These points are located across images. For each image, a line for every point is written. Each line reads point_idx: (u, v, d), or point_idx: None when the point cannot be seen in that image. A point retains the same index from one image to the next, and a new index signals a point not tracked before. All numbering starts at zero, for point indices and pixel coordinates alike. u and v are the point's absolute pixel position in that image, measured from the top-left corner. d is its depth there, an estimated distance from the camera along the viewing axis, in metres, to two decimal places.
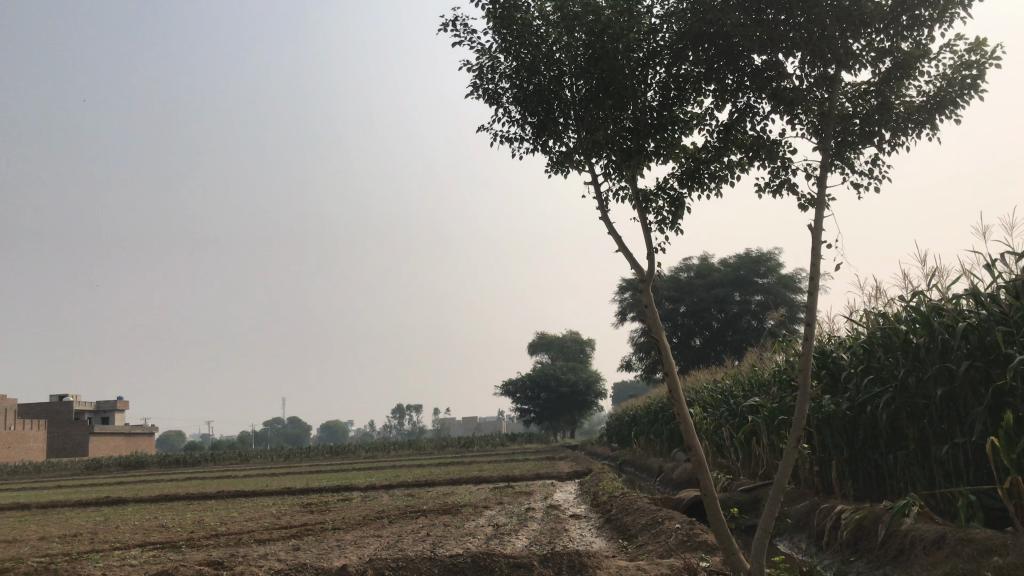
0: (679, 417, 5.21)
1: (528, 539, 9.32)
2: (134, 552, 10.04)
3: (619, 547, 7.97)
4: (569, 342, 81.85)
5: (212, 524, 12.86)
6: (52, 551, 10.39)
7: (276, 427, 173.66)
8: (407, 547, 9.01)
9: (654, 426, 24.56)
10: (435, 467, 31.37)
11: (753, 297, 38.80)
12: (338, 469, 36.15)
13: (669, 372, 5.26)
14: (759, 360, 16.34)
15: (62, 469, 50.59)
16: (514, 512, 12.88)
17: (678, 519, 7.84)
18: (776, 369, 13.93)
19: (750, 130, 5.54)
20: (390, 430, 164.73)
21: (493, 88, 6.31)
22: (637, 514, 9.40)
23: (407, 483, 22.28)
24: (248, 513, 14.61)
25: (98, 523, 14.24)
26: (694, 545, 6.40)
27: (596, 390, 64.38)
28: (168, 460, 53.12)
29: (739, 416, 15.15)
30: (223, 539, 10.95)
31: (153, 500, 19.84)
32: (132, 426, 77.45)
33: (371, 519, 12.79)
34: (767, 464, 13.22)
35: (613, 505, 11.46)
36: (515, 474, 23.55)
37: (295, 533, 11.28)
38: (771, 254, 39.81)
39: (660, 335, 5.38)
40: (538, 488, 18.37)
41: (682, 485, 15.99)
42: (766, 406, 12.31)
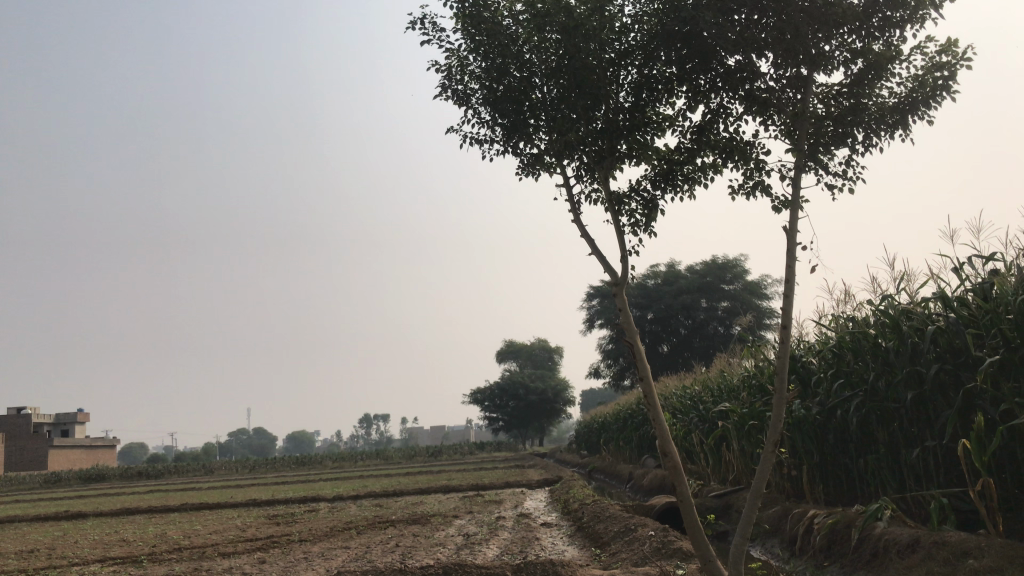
0: (654, 422, 5.10)
1: (499, 549, 9.18)
2: (93, 567, 9.73)
3: (592, 555, 7.87)
4: (537, 350, 81.88)
5: (175, 538, 12.54)
6: (7, 568, 10.04)
7: (241, 438, 171.53)
8: (377, 559, 8.82)
9: (623, 433, 24.54)
10: (403, 476, 31.06)
11: (719, 304, 39.05)
12: (305, 479, 35.69)
13: (643, 377, 5.16)
14: (727, 365, 16.37)
15: (20, 483, 49.38)
16: (485, 521, 12.75)
17: (651, 526, 7.76)
18: (745, 375, 13.93)
19: (724, 131, 5.48)
20: (357, 439, 163.45)
21: (462, 89, 6.20)
22: (609, 521, 9.31)
23: (376, 493, 22.01)
24: (213, 525, 14.30)
25: (56, 538, 13.84)
26: (669, 552, 6.29)
27: (564, 397, 64.34)
28: (130, 472, 52.12)
29: (709, 422, 15.14)
30: (187, 552, 10.67)
31: (114, 514, 19.39)
32: (93, 438, 76.00)
33: (339, 530, 12.57)
34: (738, 470, 13.21)
35: (585, 513, 11.36)
36: (484, 483, 23.38)
37: (261, 545, 11.03)
38: (737, 260, 40.08)
39: (634, 340, 5.27)
40: (508, 497, 18.24)
41: (653, 492, 15.94)
42: (737, 412, 12.30)
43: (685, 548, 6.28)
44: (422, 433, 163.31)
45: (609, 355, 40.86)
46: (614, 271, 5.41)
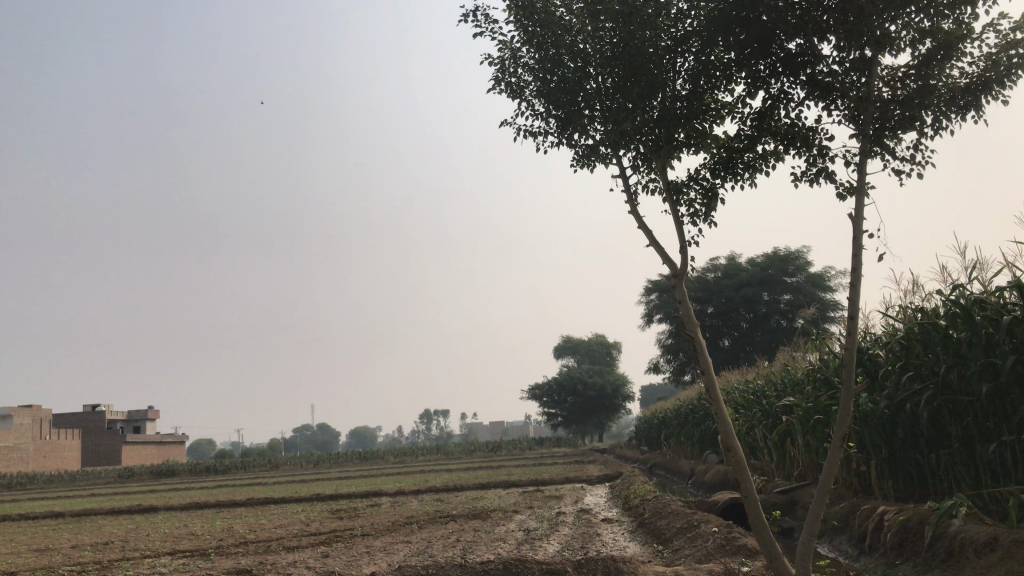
0: (717, 416, 5.00)
1: (560, 544, 9.13)
2: (164, 560, 9.97)
3: (654, 551, 7.76)
4: (595, 345, 81.51)
5: (241, 532, 12.79)
6: (83, 560, 10.35)
7: (305, 434, 174.52)
8: (438, 554, 8.86)
9: (685, 428, 24.23)
10: (463, 471, 31.22)
11: (782, 296, 38.30)
12: (367, 474, 36.14)
13: (704, 370, 5.05)
14: (791, 358, 16.04)
15: (95, 478, 51.07)
16: (545, 516, 12.72)
17: (715, 522, 7.61)
18: (810, 369, 13.62)
19: (786, 117, 5.32)
20: (418, 436, 165.02)
21: (516, 81, 6.16)
22: (670, 517, 9.19)
23: (437, 488, 22.16)
24: (278, 519, 14.55)
25: (129, 531, 14.24)
26: (734, 549, 6.15)
27: (624, 393, 63.87)
28: (199, 467, 53.49)
29: (773, 416, 14.85)
30: (253, 546, 10.86)
31: (184, 508, 19.90)
32: (164, 435, 78.24)
33: (401, 525, 12.68)
34: (803, 465, 12.93)
35: (646, 508, 11.24)
36: (544, 479, 23.35)
37: (325, 539, 11.18)
38: (800, 252, 39.16)
39: (695, 332, 5.16)
40: (568, 492, 18.18)
41: (716, 488, 15.71)
42: (802, 406, 12.05)
43: (749, 545, 6.12)
44: (482, 428, 164.06)
45: (669, 350, 40.41)
46: (673, 263, 5.31)
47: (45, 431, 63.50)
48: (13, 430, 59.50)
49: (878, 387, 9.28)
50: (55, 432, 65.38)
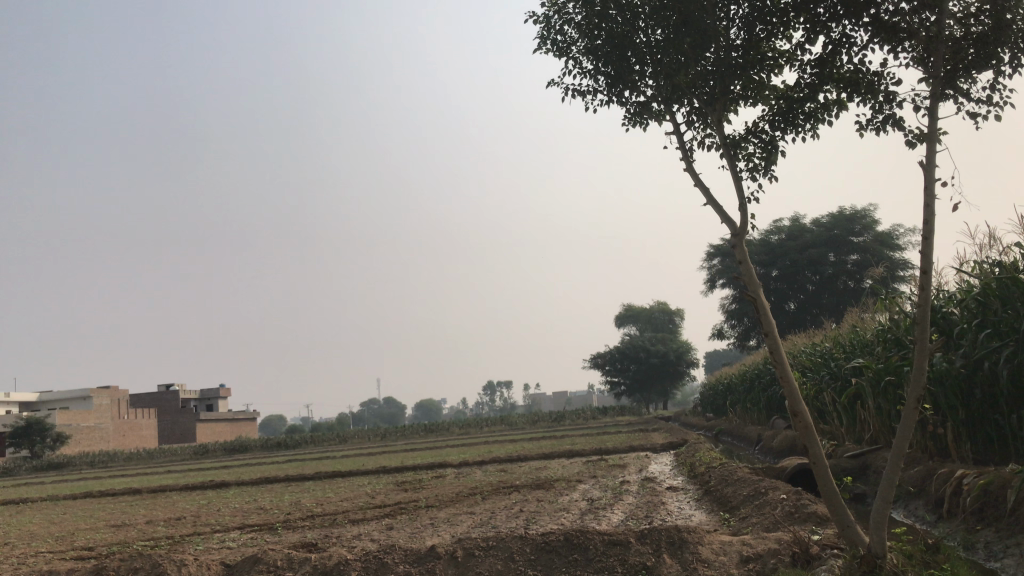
0: (782, 381, 4.76)
1: (625, 514, 8.99)
2: (233, 534, 10.13)
3: (721, 520, 7.55)
4: (657, 313, 80.77)
5: (308, 505, 12.97)
6: (156, 535, 10.60)
7: (372, 408, 177.41)
8: (501, 524, 8.82)
9: (751, 393, 23.83)
10: (527, 442, 31.30)
11: (848, 257, 37.27)
12: (432, 446, 36.53)
13: (768, 333, 4.79)
14: (859, 319, 15.55)
15: (172, 455, 52.81)
16: (609, 486, 12.59)
17: (784, 489, 7.37)
18: (880, 329, 13.18)
19: (848, 62, 5.01)
20: (482, 407, 166.37)
21: (563, 39, 5.95)
22: (737, 484, 8.98)
23: (500, 458, 22.24)
24: (343, 493, 14.72)
25: (201, 506, 14.60)
26: (803, 517, 5.92)
27: (687, 359, 63.19)
28: (270, 443, 54.83)
29: (842, 379, 14.43)
30: (319, 520, 10.97)
31: (254, 483, 20.34)
32: (236, 412, 80.36)
33: (465, 496, 12.70)
34: (875, 429, 12.52)
35: (712, 476, 11.02)
36: (608, 448, 23.23)
37: (389, 512, 11.24)
38: (866, 210, 37.93)
39: (756, 293, 4.88)
40: (633, 460, 18.04)
41: (784, 453, 15.41)
42: (872, 368, 11.67)
43: (821, 513, 5.87)
44: (546, 399, 164.58)
45: (732, 315, 39.76)
46: (733, 222, 5.03)
47: (123, 411, 65.86)
48: (94, 410, 61.83)
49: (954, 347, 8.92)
50: (133, 411, 67.74)
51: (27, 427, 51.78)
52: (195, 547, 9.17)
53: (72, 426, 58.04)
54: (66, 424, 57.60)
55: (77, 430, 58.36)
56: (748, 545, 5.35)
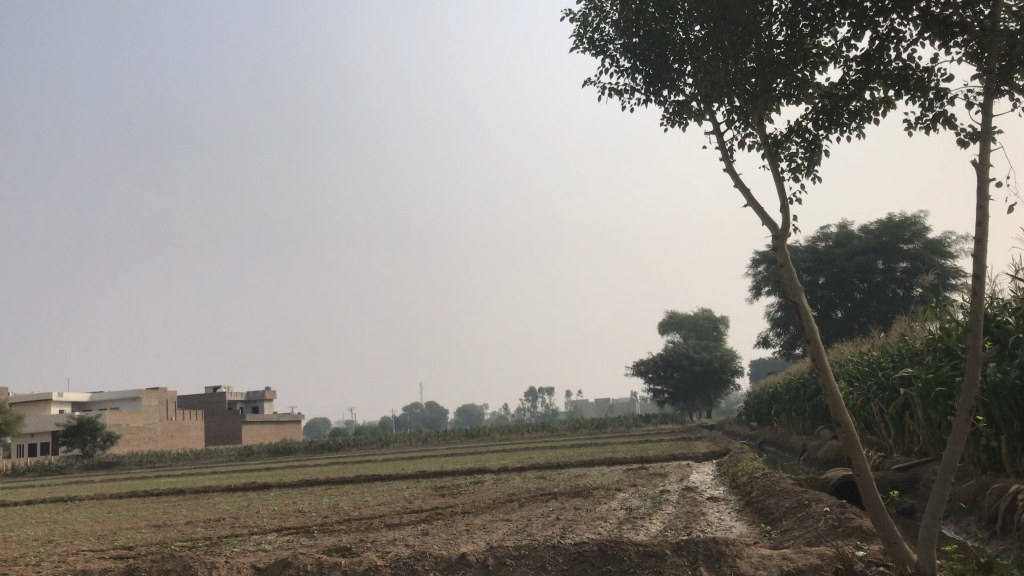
0: (825, 389, 4.56)
1: (663, 524, 8.80)
2: (270, 536, 10.16)
3: (762, 532, 7.34)
4: (701, 320, 79.86)
5: (345, 509, 12.98)
6: (194, 536, 10.67)
7: (415, 413, 178.23)
8: (537, 533, 8.70)
9: (796, 403, 23.37)
10: (568, 449, 31.10)
11: (898, 265, 36.41)
12: (472, 452, 36.52)
13: (810, 340, 4.60)
14: (909, 328, 15.14)
15: (217, 456, 53.59)
16: (648, 495, 12.39)
17: (827, 502, 7.14)
18: (930, 339, 12.80)
19: (896, 59, 4.81)
20: (524, 413, 166.09)
21: (601, 37, 5.83)
22: (779, 496, 8.74)
23: (540, 465, 22.10)
24: (381, 497, 14.72)
25: (241, 507, 14.72)
26: (847, 531, 5.70)
27: (732, 367, 62.27)
28: (313, 445, 55.34)
29: (890, 390, 14.04)
30: (355, 524, 10.96)
31: (295, 486, 20.46)
32: (280, 415, 81.31)
33: (502, 502, 12.60)
34: (924, 441, 12.13)
35: (754, 487, 10.77)
36: (649, 456, 22.95)
37: (425, 517, 11.18)
38: (917, 217, 36.92)
39: (798, 297, 4.69)
40: (674, 469, 17.78)
41: (828, 464, 15.06)
42: (922, 377, 11.33)
43: (865, 527, 5.65)
44: (588, 406, 163.82)
45: (778, 323, 39.16)
46: (774, 224, 4.85)
47: (171, 412, 67.02)
48: (143, 411, 63.05)
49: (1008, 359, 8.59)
50: (180, 413, 68.93)
51: (78, 426, 52.96)
52: (231, 549, 9.20)
53: (122, 427, 59.23)
54: (116, 425, 58.81)
55: (127, 431, 59.55)
56: (789, 560, 5.16)
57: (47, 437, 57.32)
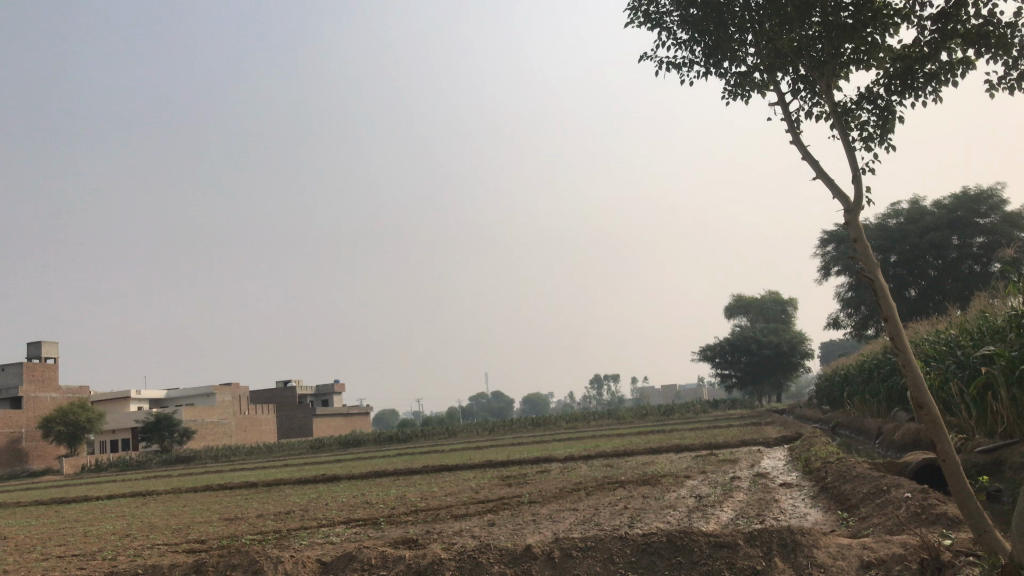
0: (904, 369, 4.29)
1: (734, 512, 8.56)
2: (338, 528, 10.21)
3: (839, 520, 7.05)
4: (768, 303, 78.42)
5: (412, 500, 13.02)
6: (265, 529, 10.81)
7: (482, 403, 179.50)
8: (604, 522, 8.56)
9: (869, 384, 22.74)
10: (635, 436, 30.80)
11: (974, 239, 35.20)
12: (539, 440, 36.52)
13: (888, 318, 4.33)
14: (989, 303, 14.49)
15: (290, 448, 54.71)
16: (718, 482, 12.12)
17: (907, 487, 6.83)
18: (1012, 314, 12.22)
19: (975, 16, 4.49)
20: (590, 401, 165.59)
21: (656, 10, 5.63)
22: (856, 482, 8.42)
23: (607, 453, 21.91)
24: (448, 487, 14.75)
25: (311, 499, 14.91)
26: (932, 518, 5.39)
27: (801, 350, 60.96)
28: (382, 437, 56.08)
29: (971, 368, 13.47)
30: (422, 515, 10.96)
31: (363, 477, 20.69)
32: (349, 407, 82.62)
33: (568, 491, 12.47)
34: (1009, 421, 11.57)
35: (829, 472, 10.41)
36: (719, 441, 22.56)
37: (492, 507, 11.12)
38: (993, 190, 35.58)
39: (875, 273, 4.43)
40: (744, 455, 17.44)
41: (906, 447, 14.54)
42: (1007, 354, 10.82)
43: (951, 513, 5.34)
44: (654, 392, 162.62)
45: (849, 303, 38.14)
46: (846, 197, 4.58)
47: (244, 407, 68.66)
48: (218, 406, 64.74)
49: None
50: (253, 407, 70.57)
51: (157, 422, 54.61)
52: (300, 542, 9.29)
53: (198, 422, 60.90)
54: (192, 420, 60.49)
55: (203, 425, 61.22)
56: (870, 550, 4.90)
57: (127, 433, 59.29)
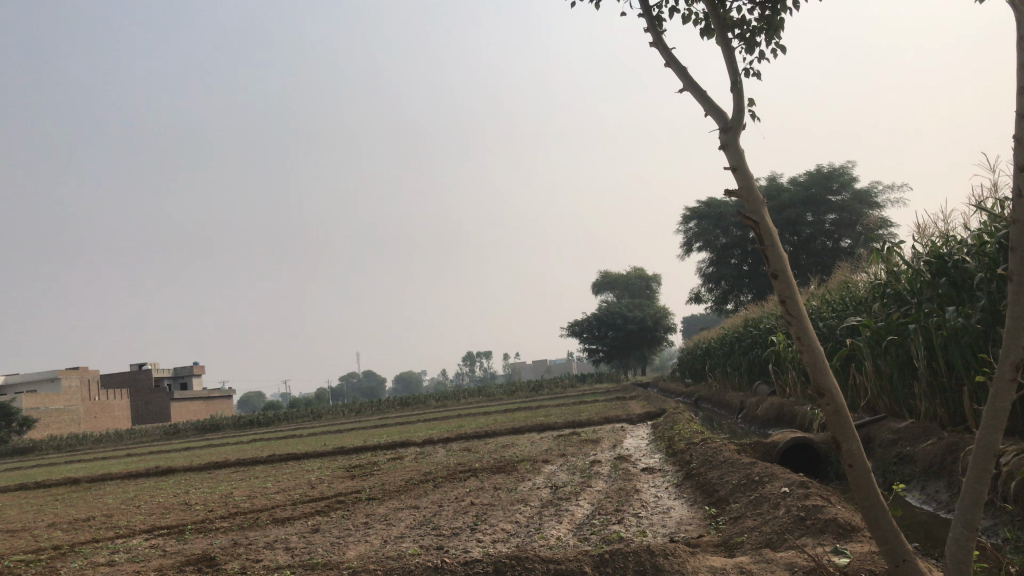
0: (802, 345, 3.07)
1: (591, 508, 7.51)
2: (132, 542, 8.55)
3: (707, 519, 6.11)
4: (635, 279, 79.75)
5: (237, 500, 11.39)
6: (43, 545, 8.97)
7: (350, 382, 176.49)
8: (444, 525, 7.40)
9: (730, 358, 22.58)
10: (502, 414, 29.96)
11: (827, 216, 36.18)
12: (404, 421, 35.11)
13: (778, 275, 3.11)
14: (850, 273, 14.16)
15: (141, 436, 51.03)
16: (576, 467, 11.16)
17: (782, 479, 5.92)
18: (875, 284, 11.78)
19: None
20: (464, 378, 165.24)
21: None
22: (722, 468, 7.58)
23: (468, 434, 20.78)
24: (286, 481, 13.19)
25: (125, 501, 13.00)
26: (820, 525, 4.43)
27: (665, 324, 62.03)
28: (242, 420, 53.16)
29: (834, 340, 13.10)
30: (240, 520, 9.44)
31: (199, 470, 18.66)
32: (211, 391, 78.59)
33: (415, 483, 11.25)
34: (871, 394, 11.21)
35: (692, 455, 9.58)
36: (582, 419, 21.83)
37: (323, 507, 9.73)
38: (845, 168, 36.72)
39: (759, 214, 3.20)
40: (607, 434, 16.68)
41: (769, 422, 14.10)
42: (871, 326, 10.12)
43: (841, 519, 4.39)
44: (526, 369, 164.38)
45: (710, 278, 38.51)
46: (722, 114, 3.41)
47: (93, 392, 63.73)
48: (63, 392, 59.77)
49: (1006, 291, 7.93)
50: (102, 392, 65.64)
51: None
52: (78, 561, 7.62)
53: (40, 410, 55.88)
54: (33, 407, 55.48)
55: (45, 413, 56.26)
56: None
57: None
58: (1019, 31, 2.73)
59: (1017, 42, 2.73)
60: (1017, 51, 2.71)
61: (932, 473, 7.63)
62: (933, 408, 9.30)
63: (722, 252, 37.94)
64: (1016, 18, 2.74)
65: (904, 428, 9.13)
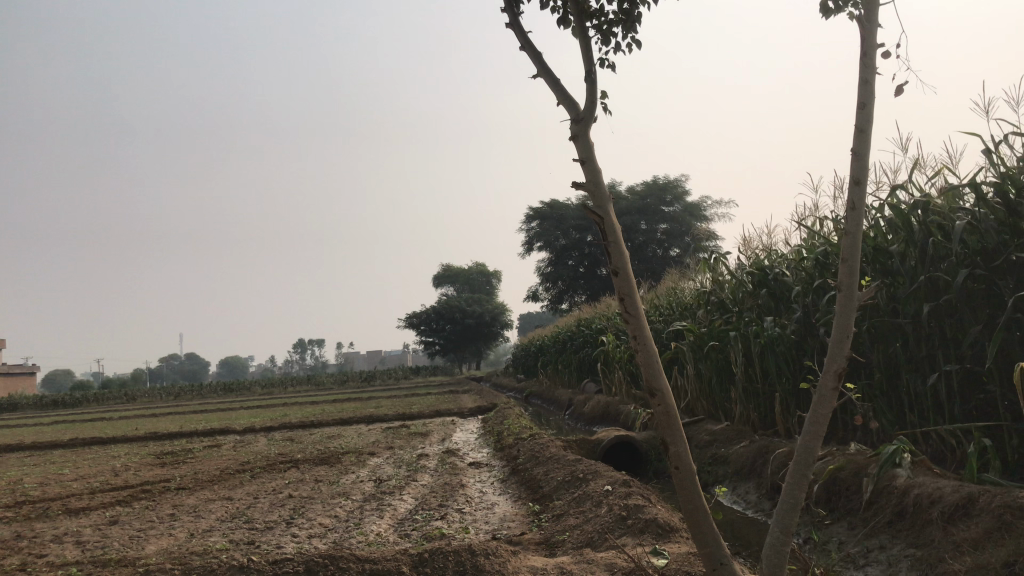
0: (638, 346, 2.99)
1: (413, 503, 7.29)
2: None
3: (531, 516, 6.04)
4: (474, 274, 80.29)
5: (27, 487, 10.35)
6: None
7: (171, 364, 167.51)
8: (257, 519, 6.97)
9: (561, 356, 23.03)
10: (330, 404, 29.17)
11: (659, 226, 37.77)
12: (225, 407, 33.51)
13: (619, 272, 3.04)
14: (678, 280, 14.71)
15: None
16: (402, 460, 10.91)
17: (605, 478, 5.93)
18: (700, 292, 12.24)
19: None
20: (293, 366, 160.69)
21: None
22: (548, 465, 7.57)
23: (292, 423, 20.04)
24: (86, 468, 12.15)
25: None
26: (640, 525, 4.43)
27: (501, 321, 62.82)
28: (44, 400, 49.08)
29: (659, 343, 13.54)
30: (26, 510, 8.54)
31: None
32: (11, 367, 72.19)
33: (231, 473, 10.63)
34: (691, 396, 11.67)
35: (520, 450, 9.57)
36: (413, 411, 21.59)
37: (125, 497, 8.98)
38: (678, 181, 38.51)
39: (604, 209, 3.10)
40: (436, 427, 16.51)
41: (595, 420, 14.39)
42: (695, 331, 10.46)
43: (661, 520, 4.42)
44: (358, 359, 162.04)
45: (547, 277, 39.24)
46: (575, 104, 3.30)
47: None
48: None
49: (820, 304, 8.37)
50: None
51: None
52: None
53: None
54: None
55: None
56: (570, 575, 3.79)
57: None
58: (864, 48, 2.76)
59: (861, 57, 2.76)
60: (862, 66, 2.74)
61: (744, 474, 7.95)
62: (747, 412, 9.76)
63: (560, 253, 38.72)
64: (862, 34, 2.77)
65: (719, 430, 9.51)
